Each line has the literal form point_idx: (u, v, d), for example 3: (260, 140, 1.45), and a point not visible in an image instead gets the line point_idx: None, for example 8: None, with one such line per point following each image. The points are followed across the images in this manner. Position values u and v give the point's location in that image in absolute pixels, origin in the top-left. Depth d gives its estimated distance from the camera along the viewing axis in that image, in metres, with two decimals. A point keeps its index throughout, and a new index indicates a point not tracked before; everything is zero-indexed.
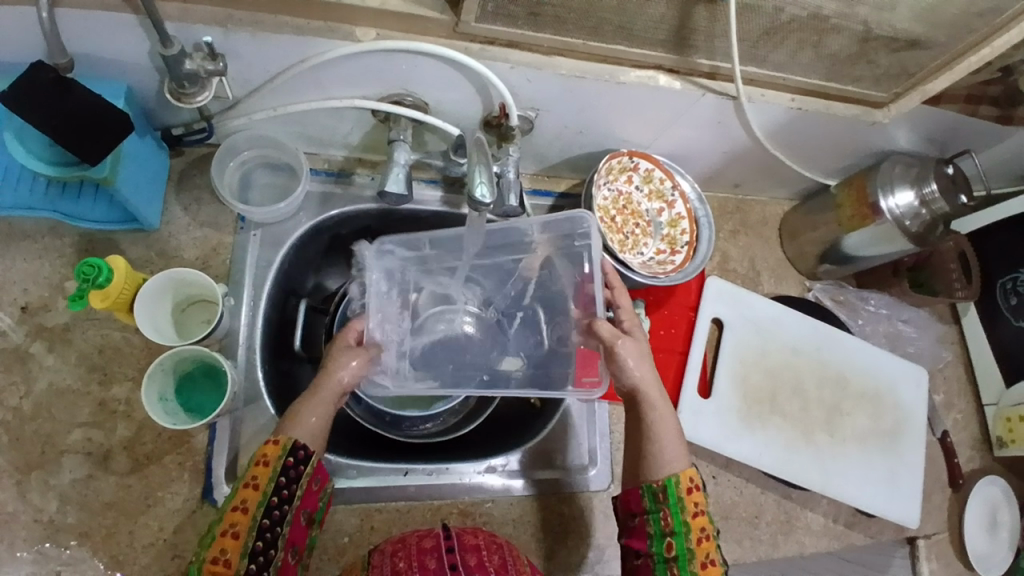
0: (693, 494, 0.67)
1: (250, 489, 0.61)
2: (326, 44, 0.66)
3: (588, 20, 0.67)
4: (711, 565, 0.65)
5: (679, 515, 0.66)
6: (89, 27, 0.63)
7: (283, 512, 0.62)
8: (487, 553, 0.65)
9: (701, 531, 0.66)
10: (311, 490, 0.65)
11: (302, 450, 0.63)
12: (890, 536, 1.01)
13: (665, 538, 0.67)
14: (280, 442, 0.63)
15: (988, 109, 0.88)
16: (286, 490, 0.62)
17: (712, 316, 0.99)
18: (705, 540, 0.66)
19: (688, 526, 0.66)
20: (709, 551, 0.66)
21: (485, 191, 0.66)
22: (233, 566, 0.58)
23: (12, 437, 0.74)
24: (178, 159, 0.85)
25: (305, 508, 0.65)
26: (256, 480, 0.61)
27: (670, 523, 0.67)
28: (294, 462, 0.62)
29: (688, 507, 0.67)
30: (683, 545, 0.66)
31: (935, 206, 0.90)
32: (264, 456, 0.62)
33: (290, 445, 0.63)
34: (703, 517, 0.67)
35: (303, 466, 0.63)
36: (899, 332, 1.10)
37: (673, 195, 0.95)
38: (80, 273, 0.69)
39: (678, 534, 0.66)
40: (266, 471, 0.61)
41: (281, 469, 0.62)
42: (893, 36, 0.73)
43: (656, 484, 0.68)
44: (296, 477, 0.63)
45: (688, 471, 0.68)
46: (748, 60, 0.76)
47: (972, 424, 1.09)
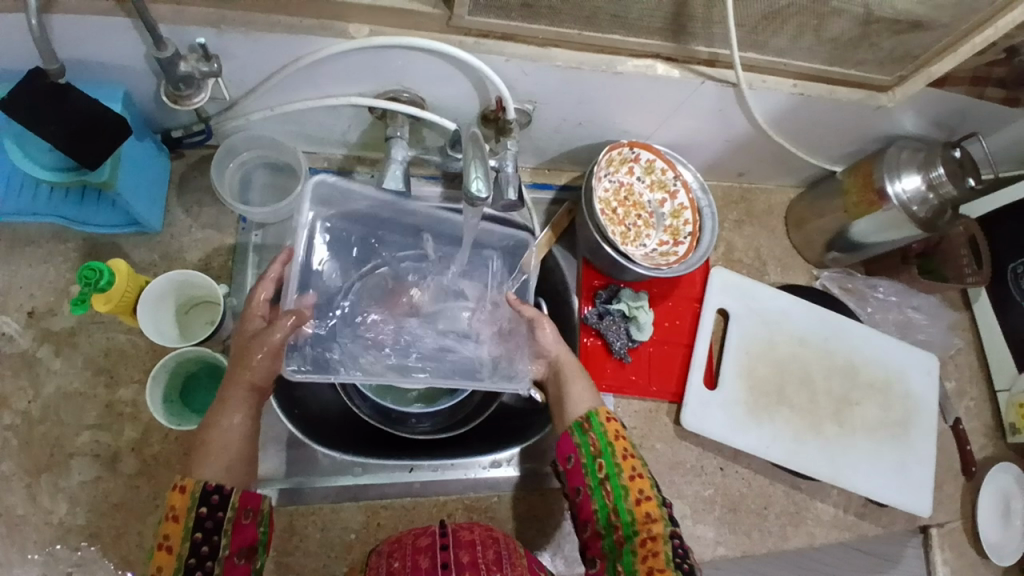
0: (612, 421, 0.75)
1: (165, 552, 0.60)
2: (319, 42, 0.66)
3: (583, 9, 0.66)
4: (638, 476, 0.72)
5: (605, 439, 0.73)
6: (84, 32, 0.63)
7: (207, 569, 0.61)
8: (481, 549, 0.65)
9: (625, 451, 0.73)
10: (241, 524, 0.64)
11: (214, 495, 0.62)
12: (902, 526, 1.00)
13: (598, 468, 0.72)
14: (187, 490, 0.61)
15: (996, 91, 0.86)
16: (207, 545, 0.61)
17: (717, 307, 0.99)
18: (637, 476, 0.72)
19: (612, 445, 0.73)
20: (643, 487, 0.71)
21: (481, 186, 0.66)
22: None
23: (22, 441, 0.75)
24: (179, 162, 0.85)
25: (240, 544, 0.64)
26: (168, 541, 0.61)
27: (600, 452, 0.73)
28: (207, 511, 0.61)
29: (613, 435, 0.74)
30: (615, 475, 0.72)
31: (942, 189, 0.88)
32: (174, 509, 0.61)
33: (199, 492, 0.62)
34: (624, 439, 0.74)
35: (221, 510, 0.62)
36: (909, 320, 1.09)
37: (677, 185, 0.93)
38: (82, 277, 0.69)
39: (607, 461, 0.72)
40: (177, 528, 0.60)
41: (195, 523, 0.61)
42: (896, 18, 0.71)
43: (581, 421, 0.75)
44: (218, 524, 0.62)
45: (604, 406, 0.77)
46: (747, 46, 0.75)
47: (985, 411, 1.07)
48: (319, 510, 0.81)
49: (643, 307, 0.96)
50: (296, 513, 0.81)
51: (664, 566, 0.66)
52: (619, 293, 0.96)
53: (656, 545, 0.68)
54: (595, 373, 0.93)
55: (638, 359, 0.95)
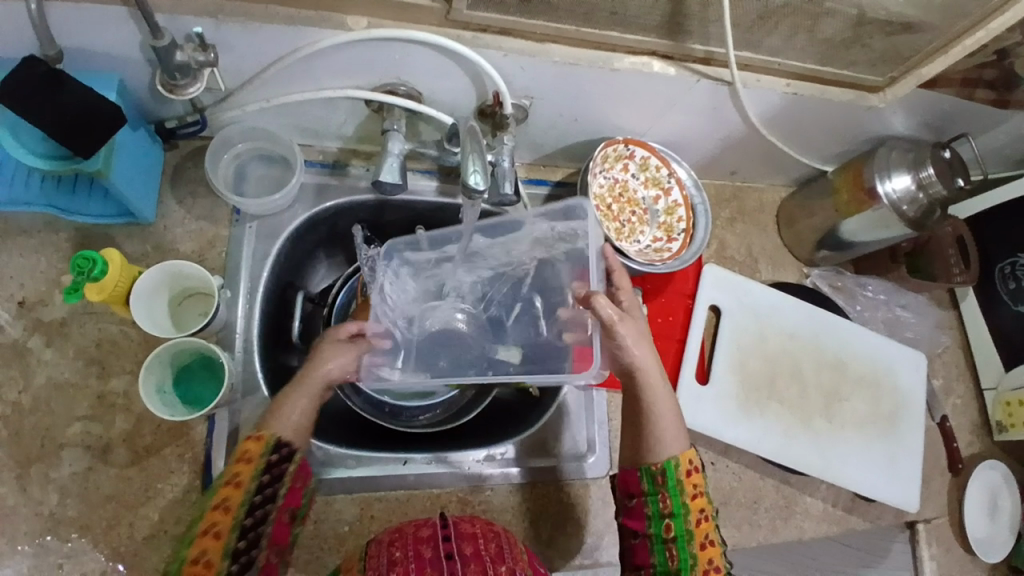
0: (692, 477, 0.70)
1: (232, 487, 0.61)
2: (317, 34, 0.66)
3: (581, 6, 0.67)
4: (709, 545, 0.68)
5: (679, 498, 0.69)
6: (79, 21, 0.63)
7: (265, 511, 0.62)
8: (484, 541, 0.66)
9: (701, 514, 0.69)
10: (296, 487, 0.65)
11: (285, 446, 0.64)
12: (889, 520, 1.01)
13: (665, 525, 0.69)
14: (262, 439, 0.64)
15: (986, 93, 0.88)
16: (269, 489, 0.62)
17: (709, 304, 1.00)
18: (709, 544, 0.69)
19: (687, 507, 0.69)
20: (713, 557, 0.68)
21: (479, 179, 0.66)
22: (214, 564, 0.57)
23: (13, 431, 0.74)
24: (173, 152, 0.85)
25: (290, 506, 0.64)
26: (238, 478, 0.61)
27: (671, 510, 0.69)
28: (276, 459, 0.63)
29: (690, 495, 0.70)
30: (683, 538, 0.69)
31: (933, 190, 0.89)
32: (247, 452, 0.63)
33: (273, 442, 0.64)
34: (701, 498, 0.70)
35: (287, 463, 0.64)
36: (897, 318, 1.10)
37: (670, 183, 0.94)
38: (75, 266, 0.69)
39: (677, 523, 0.69)
40: (250, 467, 0.62)
41: (266, 466, 0.62)
42: (889, 19, 0.72)
43: (657, 470, 0.70)
44: (279, 475, 0.63)
45: (686, 455, 0.71)
46: (742, 45, 0.75)
47: (970, 409, 1.09)
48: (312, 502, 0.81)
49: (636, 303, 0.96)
50: None
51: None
52: None
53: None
54: None
55: None
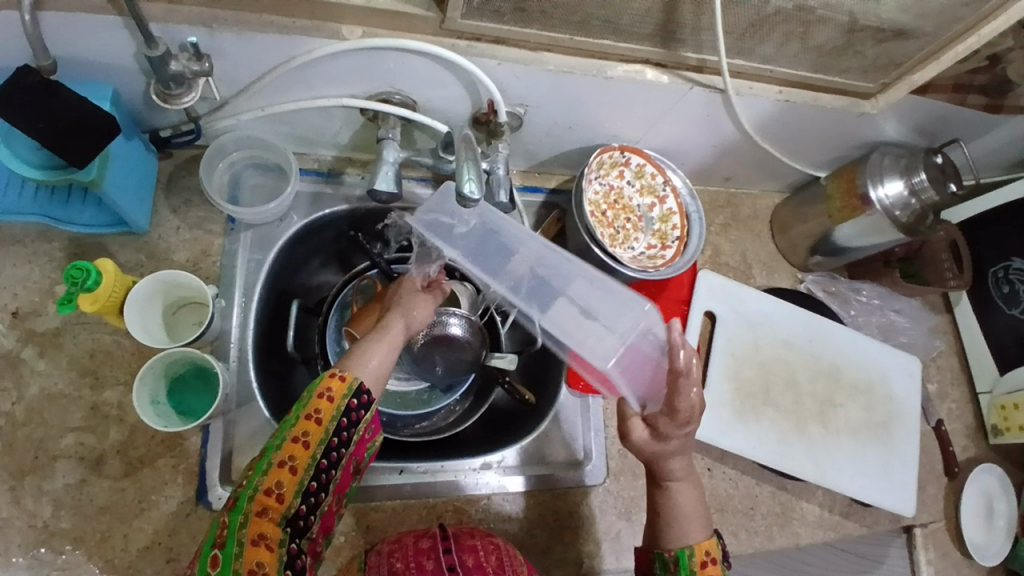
0: (709, 567, 0.64)
1: (313, 422, 0.59)
2: (313, 43, 0.66)
3: (575, 14, 0.67)
4: None
5: None
6: (75, 31, 0.63)
7: (339, 454, 0.61)
8: (484, 554, 0.66)
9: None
10: (363, 436, 0.64)
11: (364, 394, 0.62)
12: (886, 525, 1.01)
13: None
14: (346, 380, 0.61)
15: (977, 99, 0.88)
16: (345, 434, 0.61)
17: (704, 310, 1.00)
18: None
19: None
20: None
21: (474, 187, 0.66)
22: (285, 500, 0.57)
23: (5, 443, 0.74)
24: (167, 161, 0.85)
25: (355, 457, 0.63)
26: (318, 415, 0.59)
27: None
28: (356, 405, 0.61)
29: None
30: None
31: (924, 195, 0.90)
32: (329, 391, 0.60)
33: (355, 386, 0.61)
34: None
35: (363, 410, 0.62)
36: (891, 323, 1.11)
37: (666, 190, 0.94)
38: (68, 276, 0.69)
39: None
40: (331, 407, 0.60)
41: (346, 409, 0.60)
42: (880, 26, 0.73)
43: (670, 557, 0.65)
44: (355, 421, 0.62)
45: (705, 544, 0.65)
46: (735, 53, 0.76)
47: (966, 413, 1.10)
48: None
49: None
50: None
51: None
52: None
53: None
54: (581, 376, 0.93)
55: None
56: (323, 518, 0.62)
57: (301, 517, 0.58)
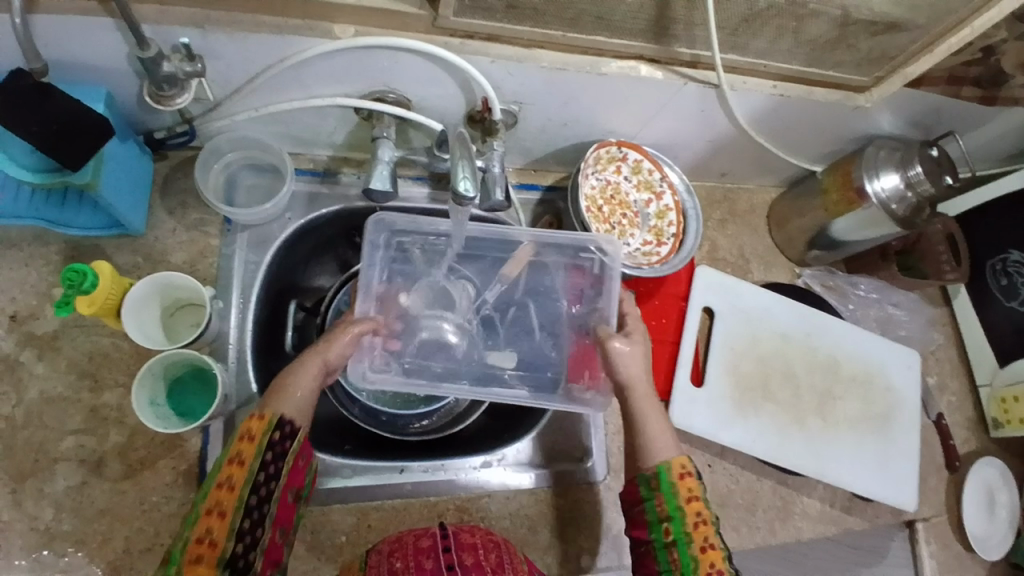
0: (686, 480, 0.65)
1: (236, 465, 0.57)
2: (305, 42, 0.66)
3: (568, 11, 0.67)
4: (711, 549, 0.63)
5: (674, 501, 0.65)
6: (67, 33, 0.63)
7: (269, 490, 0.59)
8: (484, 552, 0.66)
9: (698, 519, 0.64)
10: (297, 464, 0.62)
11: (288, 425, 0.61)
12: (887, 519, 1.01)
13: (665, 532, 0.65)
14: (266, 418, 0.59)
15: (971, 91, 0.88)
16: (272, 469, 0.59)
17: (702, 306, 1.00)
18: (709, 548, 0.63)
19: (683, 510, 0.64)
20: (714, 558, 0.62)
21: (468, 185, 0.66)
22: (220, 544, 0.54)
23: (4, 447, 0.74)
24: (163, 163, 0.85)
25: (292, 485, 0.62)
26: (241, 455, 0.58)
27: (668, 515, 0.65)
28: (280, 438, 0.60)
29: (686, 499, 0.65)
30: (683, 543, 0.64)
31: (921, 188, 0.90)
32: (249, 431, 0.59)
33: (275, 420, 0.60)
34: (699, 502, 0.65)
35: (290, 441, 0.61)
36: (889, 316, 1.11)
37: (662, 186, 0.95)
38: (66, 279, 0.69)
39: (675, 526, 0.64)
40: (253, 445, 0.58)
41: (268, 445, 0.59)
42: (873, 20, 0.73)
43: (649, 476, 0.67)
44: (282, 454, 0.60)
45: (681, 460, 0.66)
46: (729, 48, 0.76)
47: (966, 405, 1.10)
48: (310, 512, 0.81)
49: None
50: None
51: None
52: None
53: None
54: None
55: None
56: (269, 554, 0.59)
57: (240, 558, 0.55)
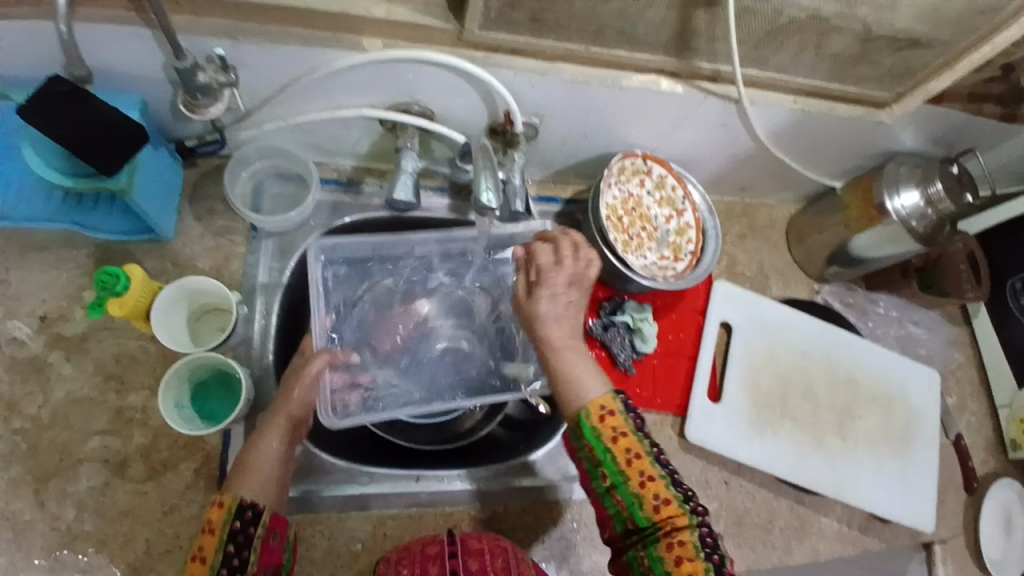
0: (608, 420, 0.64)
1: (198, 562, 0.58)
2: (334, 54, 0.68)
3: (590, 25, 0.68)
4: (650, 480, 0.62)
5: (602, 445, 0.64)
6: (106, 43, 0.65)
7: None
8: (490, 557, 0.66)
9: (630, 455, 0.63)
10: (269, 545, 0.61)
11: (249, 510, 0.60)
12: (906, 541, 1.00)
13: (603, 478, 0.64)
14: (224, 505, 0.59)
15: (992, 109, 0.88)
16: (237, 559, 0.58)
17: (720, 321, 0.99)
18: (648, 479, 0.62)
19: (613, 451, 0.63)
20: (657, 489, 0.62)
21: (490, 198, 0.68)
22: None
23: (30, 446, 0.75)
24: (192, 171, 0.87)
25: (267, 565, 0.61)
26: (203, 552, 0.58)
27: (600, 461, 0.64)
28: (240, 526, 0.59)
29: (612, 439, 0.64)
30: (623, 485, 0.63)
31: (941, 205, 0.89)
32: (210, 522, 0.59)
33: (235, 506, 0.59)
34: (628, 438, 0.63)
35: (253, 527, 0.60)
36: (910, 335, 1.10)
37: (684, 204, 0.96)
38: (99, 281, 0.71)
39: (610, 468, 0.63)
40: (212, 540, 0.58)
41: (229, 535, 0.58)
42: (894, 36, 0.73)
43: (572, 428, 0.66)
44: (248, 541, 0.59)
45: (599, 401, 0.65)
46: (749, 63, 0.76)
47: (986, 427, 1.08)
48: (327, 518, 0.81)
49: (647, 319, 0.97)
50: (304, 521, 0.80)
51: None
52: (623, 304, 0.97)
53: (684, 549, 0.59)
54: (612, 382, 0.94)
55: (644, 371, 0.96)
56: None
57: None
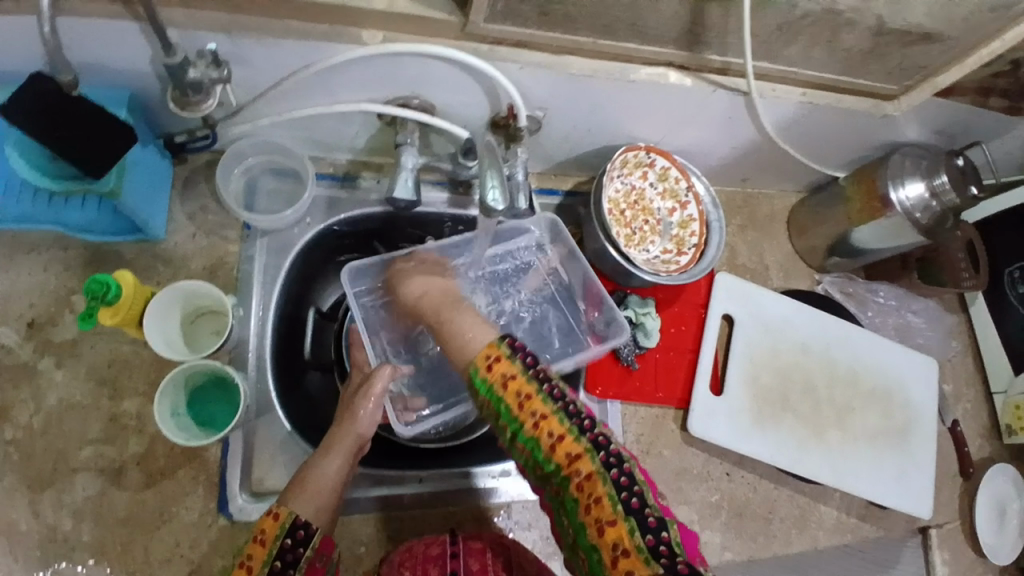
0: (494, 367, 0.56)
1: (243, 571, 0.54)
2: (333, 49, 0.65)
3: (599, 18, 0.66)
4: (543, 418, 0.54)
5: (493, 393, 0.56)
6: (91, 36, 0.62)
7: None
8: (491, 556, 0.68)
9: (522, 398, 0.55)
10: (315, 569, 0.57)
11: (302, 529, 0.57)
12: (902, 527, 1.01)
13: (501, 426, 0.56)
14: (279, 518, 0.56)
15: (997, 101, 0.87)
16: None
17: (723, 314, 0.99)
18: (541, 418, 0.54)
19: (502, 397, 0.55)
20: (551, 426, 0.54)
21: (497, 196, 0.65)
22: None
23: (23, 456, 0.73)
24: (182, 167, 0.84)
25: None
26: (250, 561, 0.55)
27: (496, 411, 0.56)
28: (291, 544, 0.55)
29: (501, 385, 0.55)
30: (519, 431, 0.55)
31: (946, 198, 0.89)
32: (263, 532, 0.56)
33: (290, 522, 0.56)
34: (517, 379, 0.55)
35: (303, 548, 0.56)
36: (908, 324, 1.10)
37: (688, 197, 0.93)
38: (88, 291, 0.67)
39: (505, 416, 0.55)
40: (262, 551, 0.55)
41: (278, 552, 0.55)
42: (907, 30, 0.72)
43: (467, 383, 0.58)
44: (297, 560, 0.55)
45: (483, 351, 0.57)
46: (760, 56, 0.75)
47: (980, 413, 1.09)
48: None
49: (650, 313, 0.96)
50: None
51: (613, 517, 0.50)
52: (626, 299, 0.96)
53: (601, 511, 0.51)
54: (615, 381, 0.94)
55: (646, 365, 0.96)
56: None
57: None
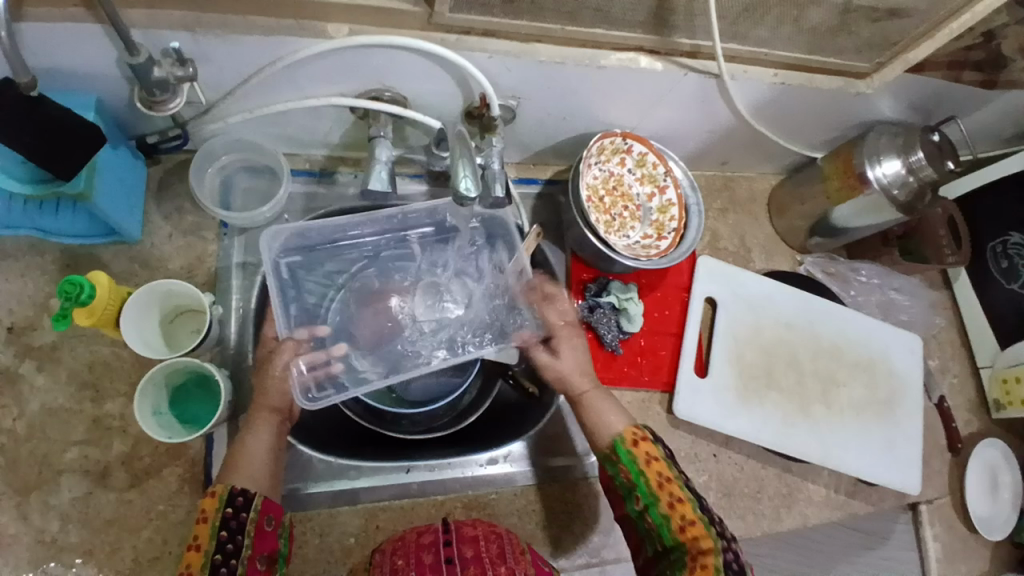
0: (641, 445, 0.71)
1: (193, 553, 0.60)
2: (299, 42, 0.65)
3: (566, 5, 0.66)
4: (678, 501, 0.68)
5: (635, 468, 0.71)
6: (57, 41, 0.61)
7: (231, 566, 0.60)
8: (484, 543, 0.68)
9: (662, 477, 0.69)
10: (264, 530, 0.64)
11: (240, 496, 0.63)
12: (891, 502, 1.02)
13: (636, 499, 0.70)
14: (217, 494, 0.62)
15: (972, 75, 0.88)
16: (231, 544, 0.61)
17: (704, 295, 1.00)
18: (676, 500, 0.68)
19: (643, 474, 0.70)
20: (684, 510, 0.67)
21: (470, 185, 0.65)
22: None
23: (8, 460, 0.73)
24: (157, 168, 0.84)
25: (263, 551, 0.64)
26: (197, 541, 0.60)
27: (634, 483, 0.70)
28: (233, 512, 0.62)
29: (646, 462, 0.70)
30: (653, 504, 0.68)
31: (923, 173, 0.88)
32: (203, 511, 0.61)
33: (227, 495, 0.63)
34: (660, 463, 0.70)
35: (246, 513, 0.63)
36: (891, 301, 1.11)
37: (666, 180, 0.93)
38: (61, 292, 0.67)
39: (642, 491, 0.69)
40: (206, 528, 0.61)
41: (222, 522, 0.61)
42: (873, 6, 0.71)
43: (609, 452, 0.73)
44: (242, 525, 0.62)
45: (630, 429, 0.73)
46: (729, 37, 0.75)
47: (967, 388, 1.10)
48: (317, 515, 0.81)
49: (632, 299, 0.96)
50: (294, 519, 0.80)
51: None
52: (608, 285, 0.96)
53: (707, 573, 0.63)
54: (603, 365, 0.94)
55: (630, 350, 0.96)
56: None
57: None
